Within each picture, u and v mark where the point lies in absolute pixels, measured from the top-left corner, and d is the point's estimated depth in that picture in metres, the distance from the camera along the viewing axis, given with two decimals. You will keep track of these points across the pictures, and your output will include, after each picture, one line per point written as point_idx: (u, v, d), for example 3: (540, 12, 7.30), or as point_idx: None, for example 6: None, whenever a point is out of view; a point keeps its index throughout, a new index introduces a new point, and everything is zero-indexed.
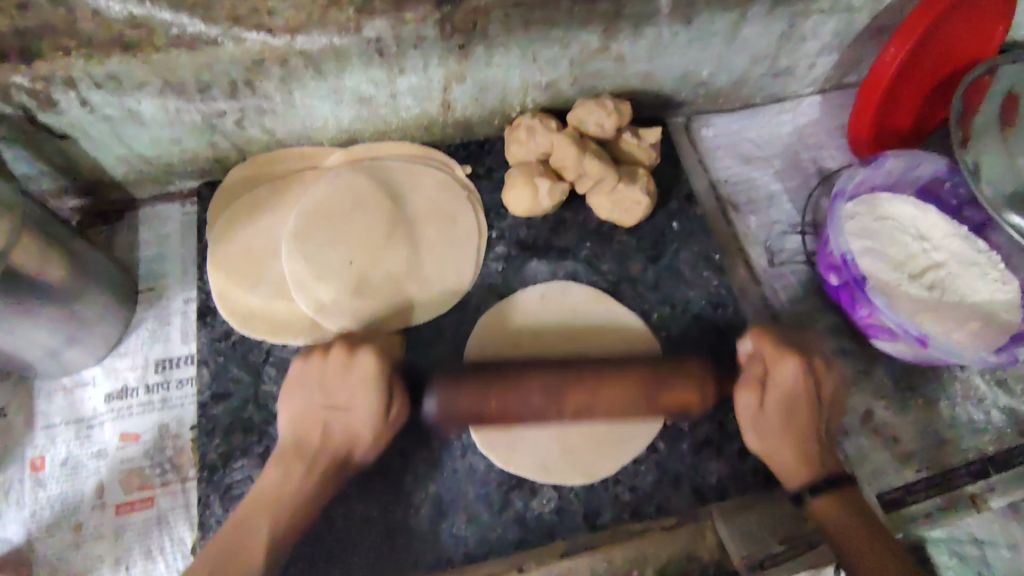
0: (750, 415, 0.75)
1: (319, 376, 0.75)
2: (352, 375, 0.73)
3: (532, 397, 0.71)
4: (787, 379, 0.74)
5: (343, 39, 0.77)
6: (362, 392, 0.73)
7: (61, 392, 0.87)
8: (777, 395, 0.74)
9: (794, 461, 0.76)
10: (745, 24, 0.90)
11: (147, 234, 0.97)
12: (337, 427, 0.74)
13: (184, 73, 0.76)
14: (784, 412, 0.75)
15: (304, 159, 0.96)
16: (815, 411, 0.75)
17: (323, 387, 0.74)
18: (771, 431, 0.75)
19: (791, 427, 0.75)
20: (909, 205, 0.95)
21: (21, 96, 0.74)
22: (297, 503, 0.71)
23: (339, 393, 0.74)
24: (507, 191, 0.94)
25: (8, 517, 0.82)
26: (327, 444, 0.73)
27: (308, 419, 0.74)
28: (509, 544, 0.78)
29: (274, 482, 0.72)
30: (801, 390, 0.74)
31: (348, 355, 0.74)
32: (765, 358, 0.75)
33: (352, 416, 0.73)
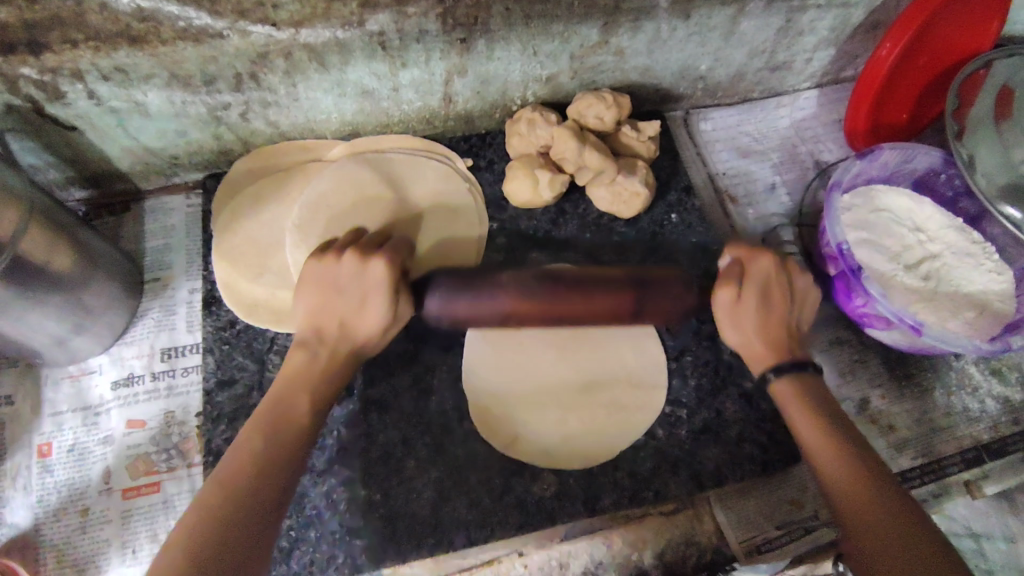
0: (729, 313, 0.75)
1: (331, 278, 0.75)
2: (363, 280, 0.73)
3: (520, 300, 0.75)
4: (766, 272, 0.75)
5: (347, 32, 0.78)
6: (375, 290, 0.73)
7: (68, 380, 0.89)
8: (755, 285, 0.74)
9: (767, 351, 0.75)
10: (743, 18, 0.91)
11: (152, 225, 0.98)
12: (348, 324, 0.74)
13: (190, 65, 0.77)
14: (760, 307, 0.74)
15: (308, 151, 0.97)
16: (790, 307, 0.76)
17: (334, 287, 0.74)
18: (749, 324, 0.75)
19: (768, 323, 0.75)
20: (905, 197, 0.96)
21: (30, 87, 0.76)
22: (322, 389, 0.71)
23: (351, 294, 0.74)
24: (508, 182, 0.95)
25: (16, 502, 0.83)
26: (344, 336, 0.75)
27: (318, 316, 0.74)
28: (510, 528, 0.79)
29: (300, 367, 0.72)
30: (775, 283, 0.75)
31: (362, 259, 0.74)
32: (743, 258, 0.76)
33: (365, 313, 0.73)
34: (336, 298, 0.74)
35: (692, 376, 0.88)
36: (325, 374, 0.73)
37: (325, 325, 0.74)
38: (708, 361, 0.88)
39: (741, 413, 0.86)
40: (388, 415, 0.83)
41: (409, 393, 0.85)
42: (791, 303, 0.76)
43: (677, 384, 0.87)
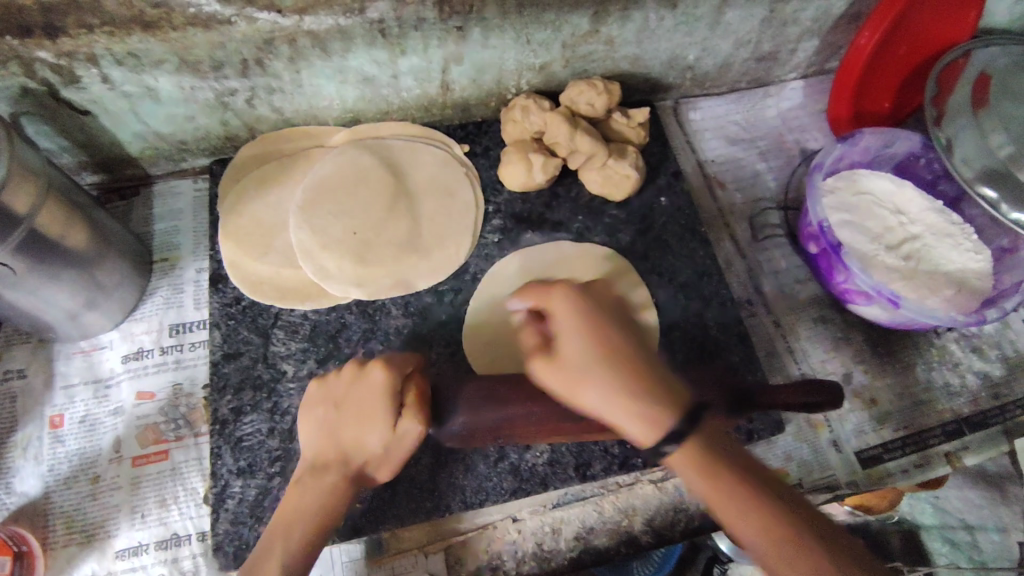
0: (558, 374, 0.67)
1: (334, 393, 0.77)
2: (362, 385, 0.76)
3: (546, 401, 0.76)
4: (566, 311, 0.70)
5: (348, 20, 0.83)
6: (372, 399, 0.75)
7: (80, 354, 0.92)
8: (571, 336, 0.68)
9: (647, 413, 0.62)
10: (728, 8, 0.95)
11: (161, 208, 1.02)
12: (349, 445, 0.75)
13: (200, 50, 0.82)
14: (581, 339, 0.67)
15: (311, 137, 1.01)
16: (615, 331, 0.67)
17: (334, 404, 0.76)
18: (577, 374, 0.65)
19: (592, 359, 0.65)
20: (886, 180, 1.00)
21: (46, 71, 0.80)
22: (314, 518, 0.71)
23: (350, 406, 0.76)
24: (503, 166, 0.99)
25: (28, 470, 0.86)
26: (348, 456, 0.74)
27: (328, 439, 0.75)
28: (504, 492, 0.82)
29: (294, 495, 0.73)
30: (578, 318, 0.69)
31: (358, 369, 0.77)
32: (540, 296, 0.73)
33: (364, 434, 0.74)
34: (338, 413, 0.76)
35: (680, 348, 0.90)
36: (326, 502, 0.72)
37: (330, 448, 0.75)
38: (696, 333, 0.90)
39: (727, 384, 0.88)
40: None
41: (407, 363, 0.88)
42: (604, 325, 0.68)
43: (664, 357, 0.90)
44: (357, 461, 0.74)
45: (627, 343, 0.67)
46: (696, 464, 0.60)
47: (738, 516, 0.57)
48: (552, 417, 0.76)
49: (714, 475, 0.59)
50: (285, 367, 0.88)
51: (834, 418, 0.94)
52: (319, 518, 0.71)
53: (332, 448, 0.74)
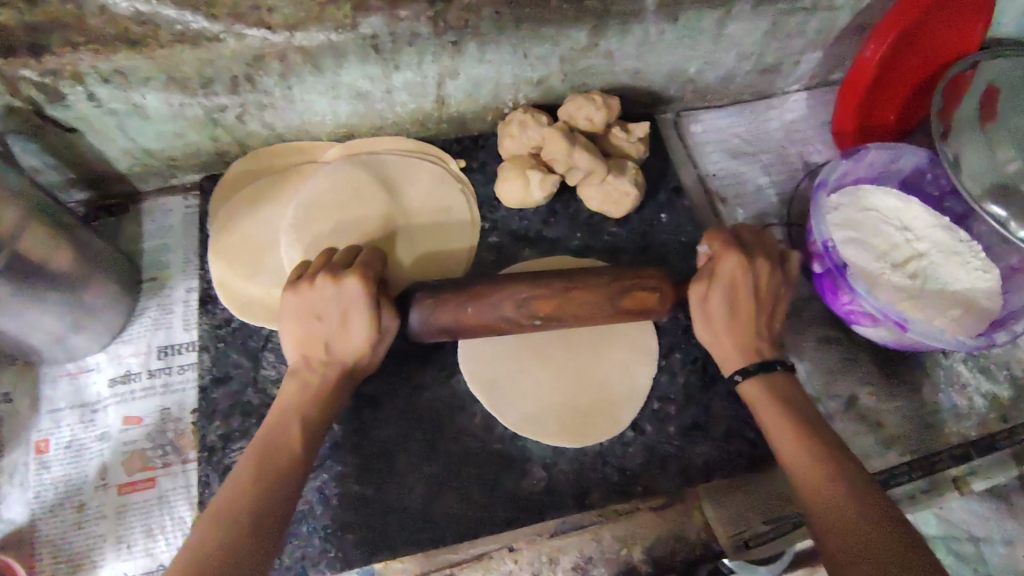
0: (702, 310, 0.79)
1: (313, 306, 0.76)
2: (341, 298, 0.74)
3: (516, 305, 0.77)
4: (730, 274, 0.77)
5: (340, 36, 0.80)
6: (355, 309, 0.74)
7: (66, 377, 0.90)
8: (724, 289, 0.77)
9: (738, 346, 0.78)
10: (730, 21, 0.93)
11: (151, 226, 1.00)
12: (336, 348, 0.76)
13: (188, 67, 0.79)
14: (728, 299, 0.77)
15: (304, 153, 0.99)
16: (755, 295, 0.78)
17: (314, 312, 0.75)
18: (718, 320, 0.78)
19: (743, 313, 0.78)
20: (892, 196, 0.97)
21: (30, 89, 0.77)
22: (319, 407, 0.74)
23: (333, 314, 0.75)
24: (501, 183, 0.96)
25: (13, 498, 0.84)
26: (336, 360, 0.76)
27: (312, 345, 0.76)
28: (500, 522, 0.80)
29: (291, 395, 0.74)
30: (738, 280, 0.77)
31: (334, 280, 0.75)
32: (714, 251, 0.78)
33: (349, 334, 0.75)
34: (323, 322, 0.75)
35: (681, 372, 0.90)
36: (320, 399, 0.74)
37: (318, 354, 0.76)
38: (698, 359, 0.90)
39: (728, 408, 0.88)
40: (380, 409, 0.85)
41: (401, 388, 0.86)
42: (756, 292, 0.78)
43: (665, 381, 0.89)
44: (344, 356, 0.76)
45: (772, 295, 0.79)
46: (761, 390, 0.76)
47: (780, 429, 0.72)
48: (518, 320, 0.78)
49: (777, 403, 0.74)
50: (275, 391, 0.86)
51: None
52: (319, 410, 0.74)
53: (318, 354, 0.76)
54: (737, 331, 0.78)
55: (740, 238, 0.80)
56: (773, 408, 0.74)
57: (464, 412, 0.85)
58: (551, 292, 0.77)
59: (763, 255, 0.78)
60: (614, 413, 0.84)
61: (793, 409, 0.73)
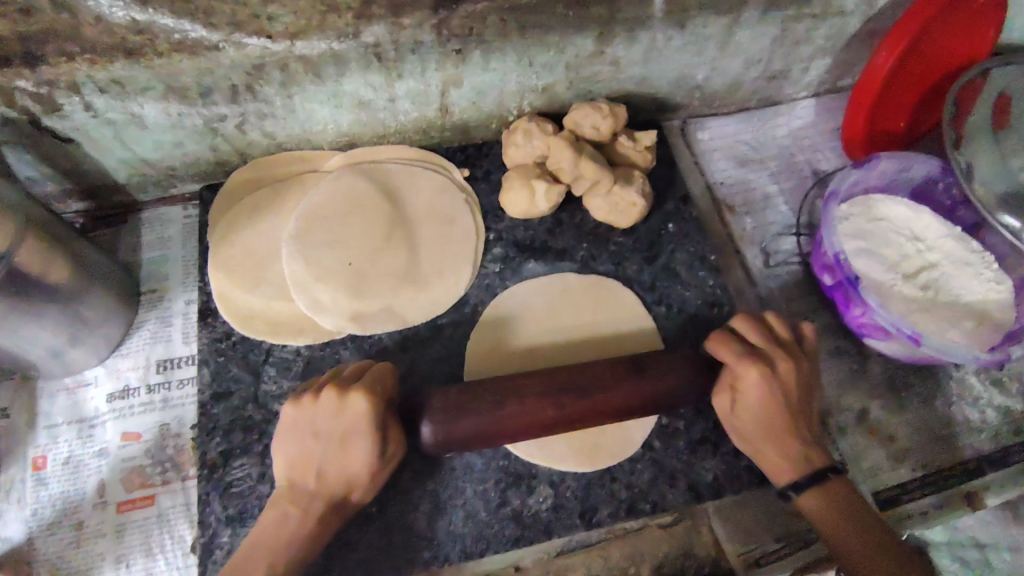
0: (733, 419, 0.77)
1: (314, 424, 0.72)
2: (344, 417, 0.71)
3: (531, 412, 0.72)
4: (755, 394, 0.73)
5: (342, 44, 0.79)
6: (354, 429, 0.70)
7: (64, 392, 0.89)
8: (753, 408, 0.74)
9: (783, 461, 0.75)
10: (739, 27, 0.91)
11: (149, 237, 0.98)
12: (334, 478, 0.72)
13: (186, 77, 0.78)
14: (760, 414, 0.74)
15: (305, 162, 0.97)
16: (788, 404, 0.74)
17: (314, 432, 0.72)
18: (751, 432, 0.76)
19: (774, 439, 0.75)
20: (903, 206, 0.96)
21: (25, 100, 0.76)
22: (288, 554, 0.69)
23: (335, 433, 0.71)
24: (505, 193, 0.95)
25: (9, 516, 0.83)
26: (326, 490, 0.71)
27: (312, 472, 0.72)
28: (506, 541, 0.79)
29: (275, 523, 0.70)
30: (769, 399, 0.73)
31: (339, 397, 0.71)
32: (730, 362, 0.75)
33: (347, 463, 0.71)
34: (320, 442, 0.72)
35: None
36: (296, 534, 0.70)
37: (312, 476, 0.72)
38: None
39: None
40: None
41: None
42: (787, 401, 0.74)
43: None
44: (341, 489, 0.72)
45: (802, 405, 0.75)
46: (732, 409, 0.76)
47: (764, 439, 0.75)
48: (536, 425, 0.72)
49: (746, 411, 0.75)
50: (276, 407, 0.84)
51: (850, 457, 0.90)
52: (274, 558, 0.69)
53: (313, 483, 0.72)
54: (772, 439, 0.75)
55: (765, 341, 0.76)
56: (746, 418, 0.75)
57: None
58: (571, 393, 0.73)
59: (784, 356, 0.75)
60: (626, 431, 0.84)
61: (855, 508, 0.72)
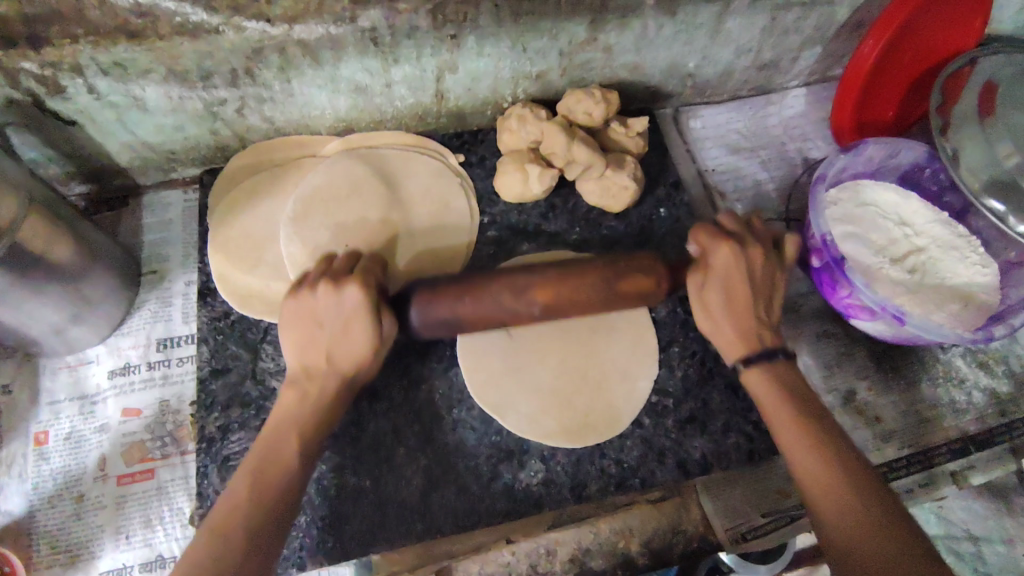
0: (700, 296, 0.78)
1: (310, 311, 0.74)
2: (342, 308, 0.73)
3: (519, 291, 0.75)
4: (725, 262, 0.76)
5: (339, 28, 0.81)
6: (354, 321, 0.73)
7: (66, 369, 0.90)
8: (721, 279, 0.77)
9: (736, 338, 0.78)
10: (729, 16, 0.93)
11: (150, 220, 1.00)
12: (340, 356, 0.74)
13: (187, 60, 0.80)
14: (726, 291, 0.77)
15: (304, 147, 0.99)
16: (751, 278, 0.77)
17: (313, 318, 0.74)
18: (716, 307, 0.78)
19: (742, 314, 0.77)
20: (891, 191, 0.97)
21: (30, 81, 0.78)
22: (309, 425, 0.73)
23: (335, 325, 0.74)
24: (499, 177, 0.97)
25: (11, 489, 0.84)
26: (336, 368, 0.74)
27: (318, 354, 0.74)
28: (497, 514, 0.80)
29: (293, 401, 0.74)
30: (736, 270, 0.76)
31: (335, 289, 0.73)
32: (704, 243, 0.78)
33: (349, 346, 0.73)
34: (324, 328, 0.74)
35: (679, 366, 0.89)
36: (322, 407, 0.74)
37: (319, 365, 0.74)
38: (696, 352, 0.89)
39: (726, 402, 0.87)
40: (377, 401, 0.85)
41: (398, 379, 0.86)
42: (751, 278, 0.77)
43: (664, 374, 0.88)
44: (347, 369, 0.75)
45: (767, 285, 0.78)
46: (707, 288, 0.78)
47: (743, 321, 0.77)
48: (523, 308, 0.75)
49: (721, 289, 0.77)
50: (273, 383, 0.86)
51: None
52: (311, 430, 0.73)
53: (321, 362, 0.74)
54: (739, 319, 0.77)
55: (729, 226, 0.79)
56: (718, 300, 0.77)
57: (461, 405, 0.85)
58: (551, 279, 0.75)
59: (757, 241, 0.78)
60: (613, 410, 0.84)
61: (793, 395, 0.74)
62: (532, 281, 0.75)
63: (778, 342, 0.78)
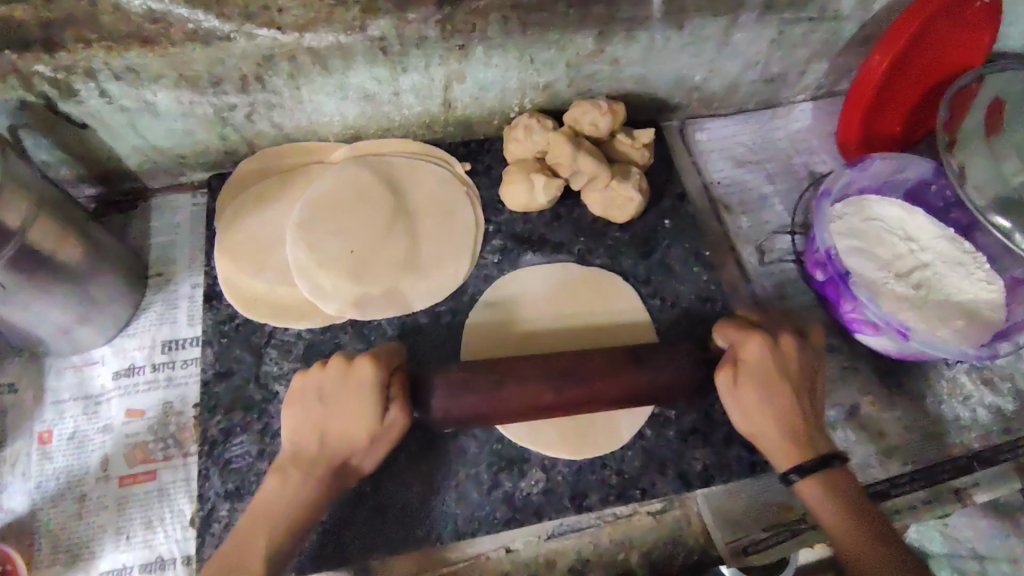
0: (736, 395, 0.73)
1: (318, 389, 0.73)
2: (349, 383, 0.72)
3: (538, 378, 0.76)
4: (757, 357, 0.73)
5: (349, 37, 0.82)
6: (357, 400, 0.71)
7: (71, 369, 0.91)
8: (754, 373, 0.73)
9: (784, 442, 0.72)
10: (736, 29, 0.94)
11: (158, 222, 1.01)
12: (334, 440, 0.71)
13: (199, 66, 0.81)
14: (761, 389, 0.72)
15: (312, 153, 1.00)
16: (790, 376, 0.73)
17: (320, 397, 0.73)
18: (755, 409, 0.72)
19: (785, 416, 0.72)
20: (896, 206, 0.97)
21: (43, 84, 0.79)
22: (289, 520, 0.69)
23: (339, 406, 0.72)
24: (505, 186, 0.97)
25: (14, 487, 0.85)
26: (331, 455, 0.71)
27: (317, 437, 0.72)
28: (497, 522, 0.80)
29: (274, 488, 0.70)
30: (770, 366, 0.73)
31: (347, 364, 0.73)
32: (736, 337, 0.76)
33: (349, 429, 0.71)
34: (325, 409, 0.72)
35: None
36: (310, 499, 0.69)
37: (316, 449, 0.71)
38: None
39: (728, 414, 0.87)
40: None
41: None
42: (792, 380, 0.73)
43: None
44: (341, 453, 0.71)
45: (803, 382, 0.74)
46: (741, 384, 0.73)
47: (785, 424, 0.72)
48: (540, 396, 0.76)
49: (759, 383, 0.72)
50: (276, 387, 0.87)
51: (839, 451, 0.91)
52: (293, 518, 0.69)
53: (318, 446, 0.71)
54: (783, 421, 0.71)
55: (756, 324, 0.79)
56: (756, 399, 0.72)
57: None
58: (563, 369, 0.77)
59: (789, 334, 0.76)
60: (614, 425, 0.85)
61: (853, 505, 0.69)
62: (545, 368, 0.77)
63: (831, 447, 0.73)
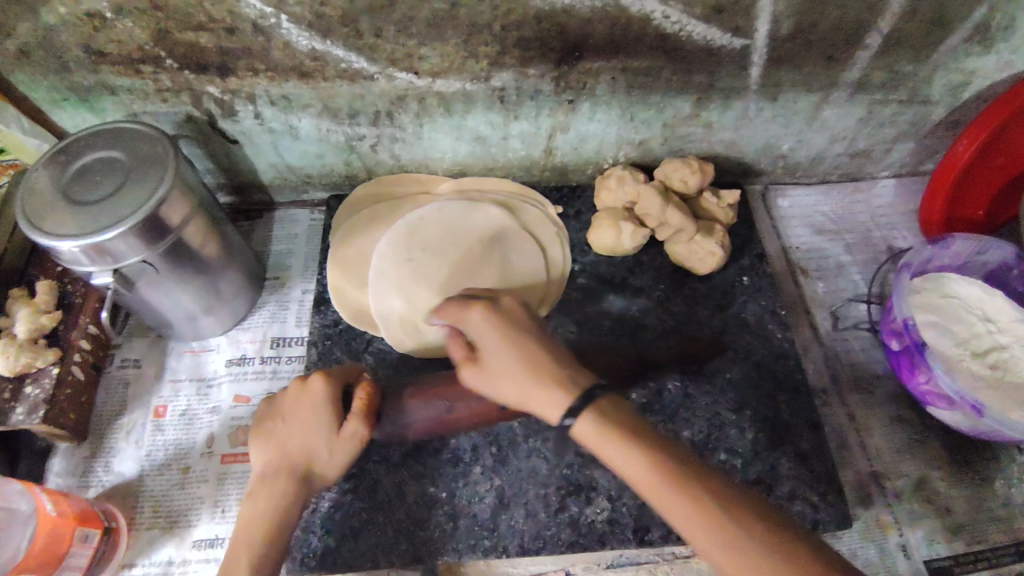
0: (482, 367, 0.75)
1: (280, 409, 0.80)
2: (304, 397, 0.79)
3: (486, 392, 0.83)
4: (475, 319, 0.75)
5: (474, 85, 0.93)
6: (315, 409, 0.78)
7: (189, 353, 1.02)
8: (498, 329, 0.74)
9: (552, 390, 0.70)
10: (827, 105, 1.01)
11: (279, 232, 1.13)
12: (296, 453, 0.77)
13: (343, 99, 0.93)
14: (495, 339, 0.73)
15: (421, 184, 1.10)
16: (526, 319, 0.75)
17: (283, 416, 0.79)
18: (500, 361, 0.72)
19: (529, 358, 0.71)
20: (977, 286, 0.99)
21: (210, 103, 0.93)
22: (268, 531, 0.72)
23: (298, 421, 0.78)
24: (592, 232, 1.05)
25: (126, 453, 0.94)
26: (293, 465, 0.76)
27: (279, 451, 0.77)
28: (561, 544, 0.84)
29: (249, 507, 0.74)
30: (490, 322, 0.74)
31: (301, 382, 0.80)
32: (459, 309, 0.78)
33: (311, 440, 0.77)
34: (285, 422, 0.78)
35: (749, 429, 0.92)
36: (281, 507, 0.74)
37: (279, 460, 0.76)
38: (767, 417, 0.93)
39: (795, 470, 0.90)
40: None
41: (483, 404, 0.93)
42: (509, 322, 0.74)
43: (734, 435, 0.92)
44: (303, 463, 0.76)
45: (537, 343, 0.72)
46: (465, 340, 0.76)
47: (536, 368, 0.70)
48: (492, 404, 0.83)
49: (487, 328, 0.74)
50: None
51: (904, 521, 0.91)
52: (274, 531, 0.73)
53: (282, 459, 0.76)
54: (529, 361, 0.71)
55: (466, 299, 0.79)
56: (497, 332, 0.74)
57: (538, 435, 0.91)
58: None
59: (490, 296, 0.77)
60: None
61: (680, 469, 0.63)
62: None
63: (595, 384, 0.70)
